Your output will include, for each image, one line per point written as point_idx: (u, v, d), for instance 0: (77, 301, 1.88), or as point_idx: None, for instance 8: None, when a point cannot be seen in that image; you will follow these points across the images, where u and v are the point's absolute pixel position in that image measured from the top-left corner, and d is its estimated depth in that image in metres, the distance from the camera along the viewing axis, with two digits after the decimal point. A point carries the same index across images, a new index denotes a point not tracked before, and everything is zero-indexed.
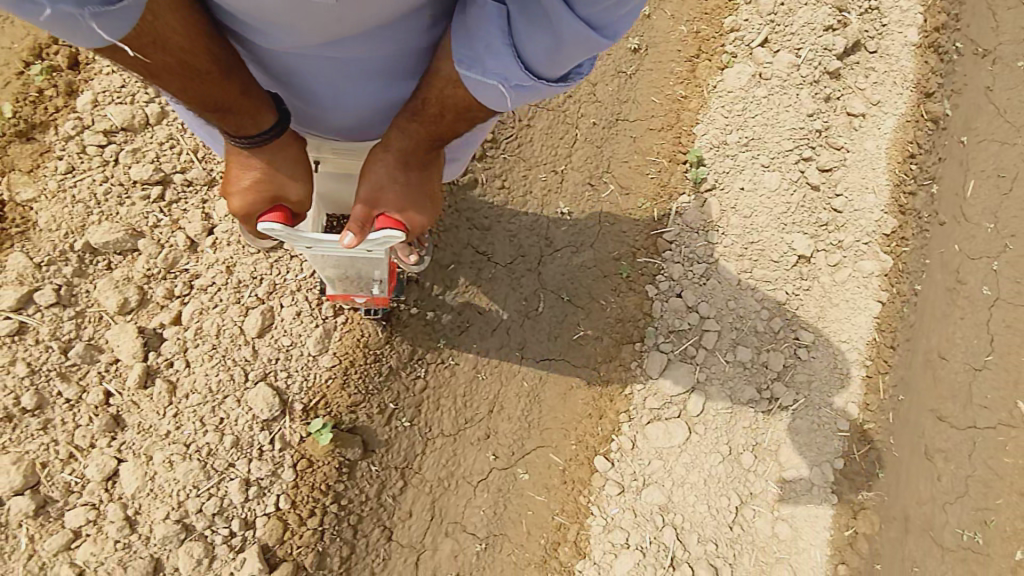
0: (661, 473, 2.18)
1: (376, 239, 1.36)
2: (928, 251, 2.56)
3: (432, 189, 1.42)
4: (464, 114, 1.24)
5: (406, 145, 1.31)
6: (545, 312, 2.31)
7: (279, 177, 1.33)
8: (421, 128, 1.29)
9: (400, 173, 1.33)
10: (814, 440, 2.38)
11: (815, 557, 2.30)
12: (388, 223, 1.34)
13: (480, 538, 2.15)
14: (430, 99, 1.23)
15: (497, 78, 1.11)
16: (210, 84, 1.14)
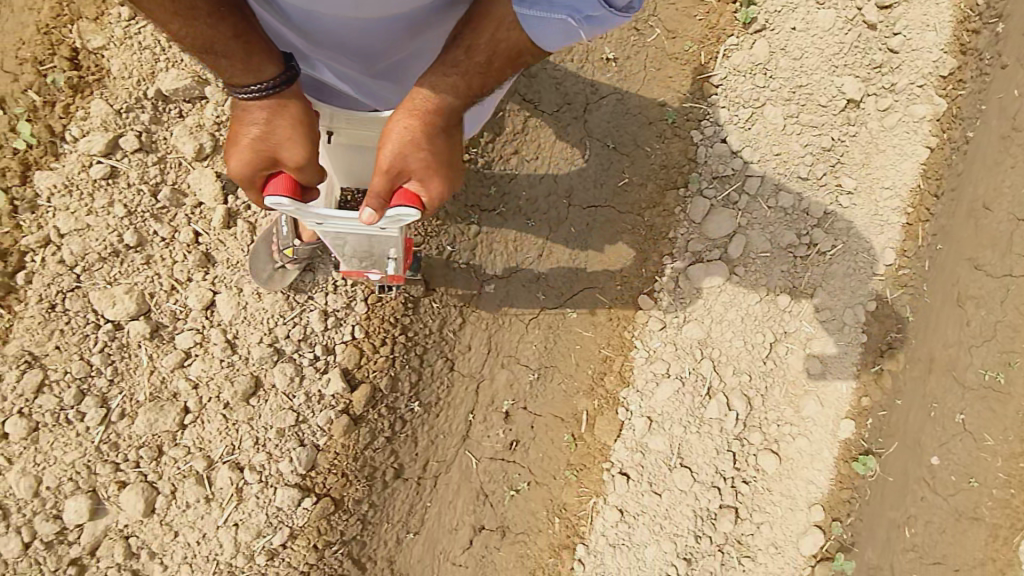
0: (703, 310, 2.32)
1: (392, 214, 1.38)
2: (986, 97, 2.43)
3: (457, 151, 1.41)
4: (515, 59, 1.32)
5: (437, 107, 1.32)
6: (591, 160, 2.39)
7: (277, 134, 1.34)
8: (459, 81, 1.31)
9: (428, 137, 1.32)
10: (848, 284, 2.47)
11: (841, 388, 2.48)
12: (405, 198, 1.36)
13: (532, 369, 2.40)
14: (478, 45, 1.29)
15: (565, 10, 1.19)
16: (204, 24, 1.20)
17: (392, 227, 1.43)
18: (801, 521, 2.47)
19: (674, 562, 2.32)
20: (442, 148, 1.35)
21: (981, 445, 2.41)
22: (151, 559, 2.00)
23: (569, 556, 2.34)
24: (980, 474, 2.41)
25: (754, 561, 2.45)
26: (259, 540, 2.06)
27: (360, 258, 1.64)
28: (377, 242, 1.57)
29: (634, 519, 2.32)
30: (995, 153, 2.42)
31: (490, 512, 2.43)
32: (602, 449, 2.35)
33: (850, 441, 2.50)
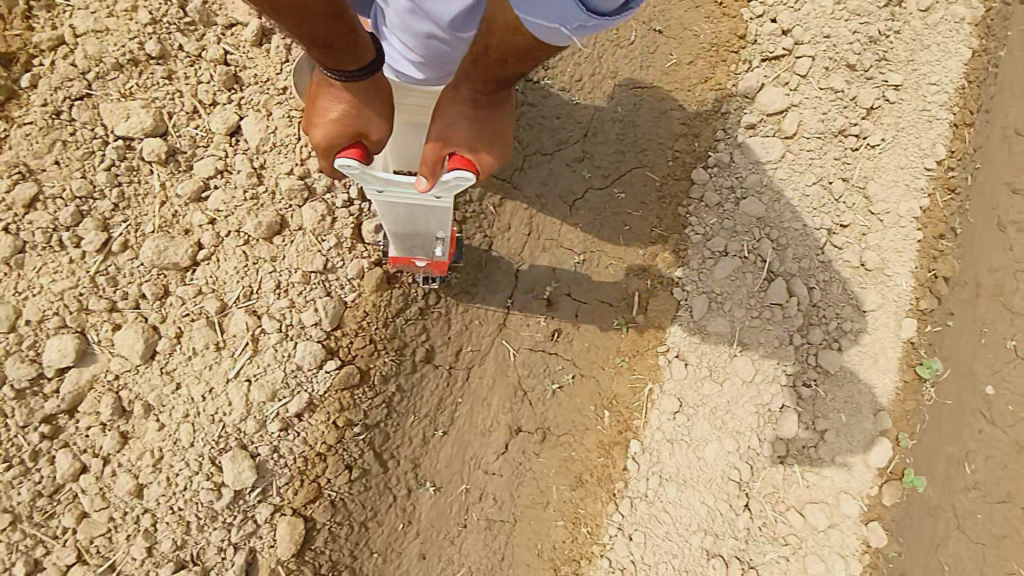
0: (759, 185, 2.20)
1: (447, 181, 1.30)
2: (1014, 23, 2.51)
3: (501, 127, 1.43)
4: (525, 56, 1.24)
5: (476, 88, 1.34)
6: (637, 43, 2.31)
7: (365, 113, 1.31)
8: (483, 73, 1.30)
9: (469, 111, 1.35)
10: (902, 179, 2.38)
11: (900, 285, 2.34)
12: (460, 162, 1.28)
13: (577, 253, 2.20)
14: (491, 47, 1.23)
15: (559, 21, 1.09)
16: (322, 21, 1.12)
17: (447, 196, 1.34)
18: (870, 428, 2.27)
19: (736, 466, 2.10)
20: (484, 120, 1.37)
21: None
22: (145, 416, 1.69)
23: (623, 455, 2.09)
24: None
25: (819, 474, 2.23)
26: (274, 403, 1.78)
27: (409, 236, 1.62)
28: (432, 223, 1.52)
29: (693, 412, 2.09)
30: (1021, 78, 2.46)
31: (529, 412, 2.16)
32: (657, 332, 2.14)
33: (914, 344, 2.34)
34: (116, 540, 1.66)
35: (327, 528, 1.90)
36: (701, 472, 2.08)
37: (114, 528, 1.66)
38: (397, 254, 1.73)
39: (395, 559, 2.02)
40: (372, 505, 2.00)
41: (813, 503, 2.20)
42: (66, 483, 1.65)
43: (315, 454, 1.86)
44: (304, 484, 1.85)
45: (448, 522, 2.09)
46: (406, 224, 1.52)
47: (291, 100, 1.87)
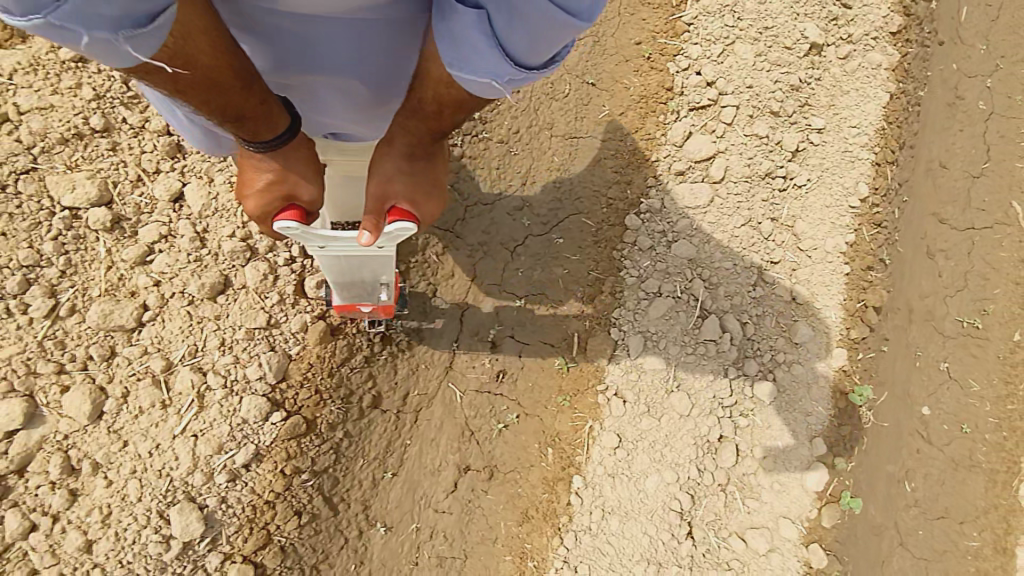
0: (689, 228, 2.32)
1: (389, 232, 1.40)
2: (929, 66, 2.70)
3: (437, 175, 1.44)
4: (461, 106, 1.22)
5: (412, 141, 1.34)
6: (572, 95, 2.45)
7: (291, 178, 1.33)
8: (424, 126, 1.30)
9: (405, 164, 1.36)
10: (826, 217, 2.52)
11: (830, 316, 2.47)
12: (399, 214, 1.37)
13: (519, 296, 2.31)
14: (426, 99, 1.22)
15: (487, 76, 1.07)
16: (234, 96, 1.13)
17: (390, 243, 1.44)
18: (806, 454, 2.38)
19: (677, 496, 2.19)
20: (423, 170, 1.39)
21: (968, 391, 2.47)
22: (93, 473, 1.75)
23: (566, 490, 2.18)
24: (970, 420, 2.45)
25: (760, 500, 2.33)
26: (221, 456, 1.85)
27: (353, 281, 1.65)
28: (378, 269, 1.61)
29: (634, 446, 2.19)
30: (945, 117, 2.68)
31: (477, 451, 2.24)
32: (596, 371, 2.23)
33: (845, 370, 2.47)
34: None
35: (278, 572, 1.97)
36: (643, 502, 2.17)
37: None
38: (342, 301, 1.74)
39: None
40: (323, 548, 2.06)
41: (754, 528, 2.30)
42: (15, 543, 1.70)
43: (263, 502, 1.93)
44: (254, 532, 1.92)
45: (400, 561, 2.15)
46: (353, 271, 1.60)
47: (231, 166, 1.98)
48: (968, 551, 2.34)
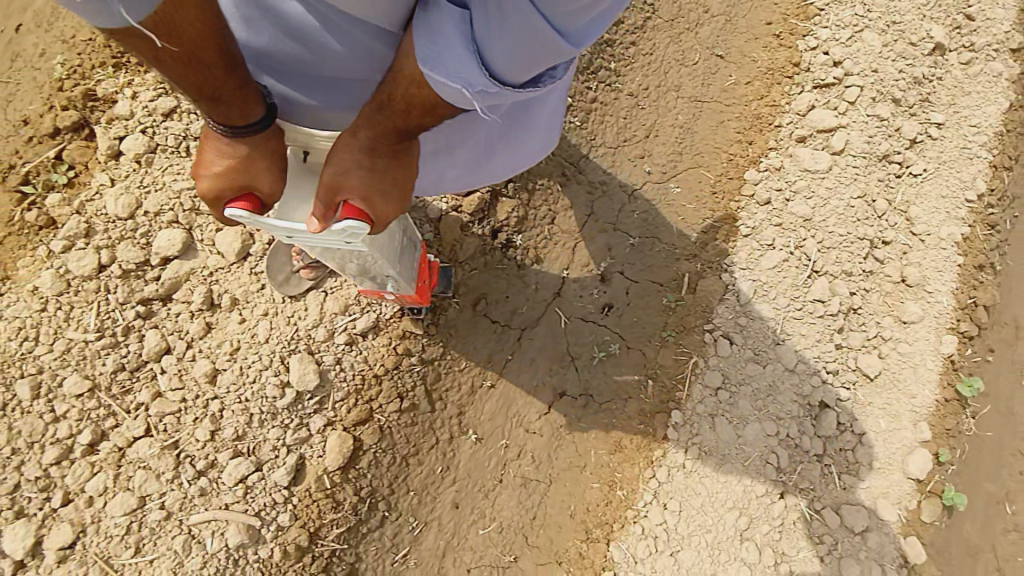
0: (808, 189, 2.38)
1: (340, 231, 1.15)
2: None
3: (404, 179, 1.18)
4: (432, 111, 1.05)
5: (376, 134, 1.10)
6: (701, 63, 2.58)
7: (255, 166, 1.17)
8: (388, 122, 1.08)
9: (365, 159, 1.11)
10: (941, 207, 2.52)
11: (941, 303, 2.43)
12: (351, 213, 1.12)
13: (632, 237, 2.36)
14: (395, 95, 1.04)
15: (459, 83, 0.94)
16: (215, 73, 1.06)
17: (357, 242, 1.21)
18: (908, 438, 2.31)
19: (775, 451, 2.13)
20: (385, 170, 1.13)
21: None
22: (231, 309, 1.85)
23: (663, 425, 2.13)
24: None
25: (858, 478, 2.24)
26: (344, 317, 1.92)
27: (365, 272, 1.55)
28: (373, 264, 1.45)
29: (737, 391, 2.16)
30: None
31: (574, 377, 2.22)
32: (705, 311, 2.24)
33: (953, 358, 2.40)
34: (183, 422, 1.75)
35: (372, 450, 1.96)
36: (740, 452, 2.11)
37: (184, 409, 1.76)
38: (365, 288, 1.69)
39: (429, 502, 2.06)
40: (417, 441, 2.06)
41: (850, 504, 2.21)
42: (149, 361, 1.78)
43: (372, 376, 1.96)
44: (358, 404, 1.93)
45: (485, 474, 2.11)
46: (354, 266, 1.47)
47: None
48: None
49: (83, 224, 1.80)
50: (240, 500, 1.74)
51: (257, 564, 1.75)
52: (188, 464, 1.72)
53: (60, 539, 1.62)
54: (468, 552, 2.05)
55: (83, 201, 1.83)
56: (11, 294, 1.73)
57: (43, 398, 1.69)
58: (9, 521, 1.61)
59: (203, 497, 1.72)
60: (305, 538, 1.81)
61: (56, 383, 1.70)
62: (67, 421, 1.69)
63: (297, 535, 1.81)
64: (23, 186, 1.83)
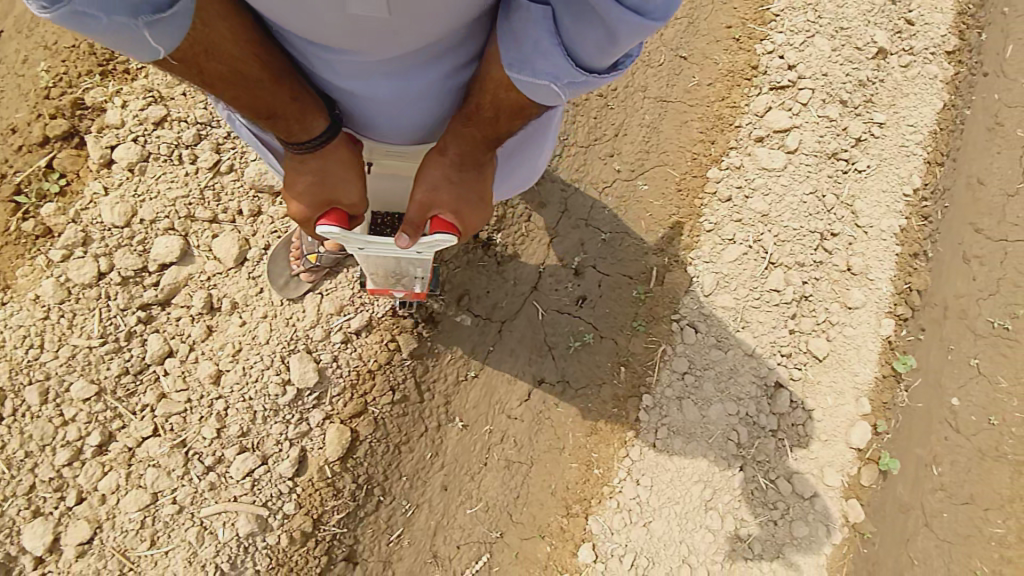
0: (765, 187, 2.58)
1: (428, 241, 1.39)
2: (974, 93, 2.90)
3: (486, 190, 1.40)
4: (520, 111, 1.22)
5: (463, 149, 1.32)
6: (667, 64, 2.72)
7: (332, 179, 1.35)
8: (477, 133, 1.29)
9: (453, 175, 1.33)
10: (884, 200, 2.75)
11: (882, 289, 2.68)
12: (440, 226, 1.34)
13: (604, 232, 2.51)
14: (483, 104, 1.23)
15: (548, 77, 1.09)
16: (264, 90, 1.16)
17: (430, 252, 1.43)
18: (851, 411, 2.57)
19: (736, 428, 2.36)
20: (471, 182, 1.35)
21: (996, 387, 2.59)
22: (230, 313, 1.94)
23: (634, 407, 2.33)
24: (998, 411, 2.56)
25: (808, 449, 2.50)
26: (340, 317, 2.03)
27: (388, 272, 1.61)
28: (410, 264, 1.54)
29: (700, 374, 2.37)
30: (983, 141, 2.85)
31: (552, 365, 2.38)
32: (671, 302, 2.42)
33: (891, 339, 2.67)
34: (189, 421, 1.84)
35: (367, 440, 2.09)
36: (704, 429, 2.33)
37: (189, 410, 1.85)
38: (376, 287, 1.71)
39: (420, 486, 2.20)
40: (407, 429, 2.19)
41: (800, 473, 2.46)
42: (152, 364, 1.85)
43: (366, 371, 2.08)
44: (354, 398, 2.06)
45: (471, 457, 2.27)
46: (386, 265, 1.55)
47: None
48: (991, 537, 2.43)
49: (80, 233, 1.85)
50: (248, 492, 1.85)
51: (265, 550, 1.88)
52: (197, 461, 1.83)
53: (78, 535, 1.72)
54: (457, 531, 2.22)
55: (78, 209, 1.87)
56: (14, 303, 1.78)
57: (51, 403, 1.76)
58: (27, 520, 1.70)
59: (213, 491, 1.83)
60: (309, 524, 1.94)
61: (63, 388, 1.77)
62: (76, 424, 1.77)
63: (301, 521, 1.94)
64: (17, 197, 1.86)
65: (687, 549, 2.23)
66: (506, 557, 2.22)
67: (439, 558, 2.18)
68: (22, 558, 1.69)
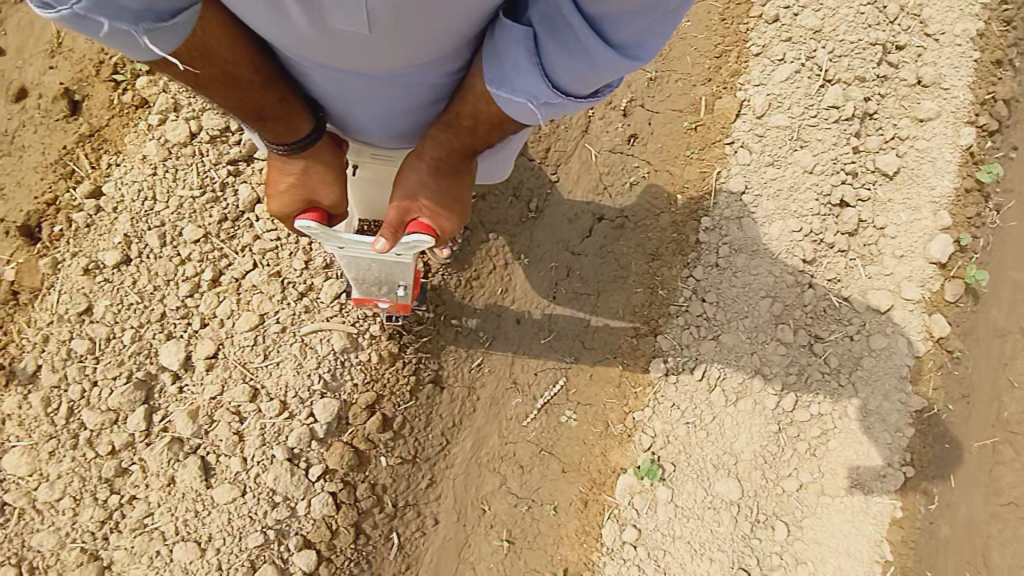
0: (815, 3, 2.49)
1: (408, 242, 1.45)
2: None
3: (462, 197, 1.48)
4: (498, 124, 1.29)
5: (439, 156, 1.39)
6: None
7: (313, 181, 1.43)
8: (454, 139, 1.36)
9: (431, 177, 1.41)
10: (956, 6, 2.57)
11: (959, 98, 2.53)
12: (419, 228, 1.42)
13: (650, 72, 2.51)
14: (464, 112, 1.29)
15: (524, 96, 1.15)
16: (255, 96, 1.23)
17: (407, 254, 1.49)
18: (929, 225, 2.47)
19: (800, 244, 2.36)
20: (448, 188, 1.43)
21: None
22: None
23: (694, 230, 2.37)
24: None
25: (882, 265, 2.45)
26: None
27: (370, 279, 1.69)
28: (389, 268, 1.60)
29: (760, 192, 2.38)
30: None
31: (609, 202, 2.44)
32: (723, 127, 2.45)
33: (973, 148, 2.52)
34: (281, 256, 2.09)
35: (439, 274, 2.31)
36: (768, 245, 2.34)
37: (280, 246, 2.09)
38: (361, 296, 1.80)
39: (494, 320, 2.36)
40: (475, 267, 2.36)
41: (873, 288, 2.44)
42: (245, 211, 2.09)
43: None
44: None
45: (538, 291, 2.40)
46: (367, 270, 1.63)
47: None
48: None
49: (170, 100, 2.10)
50: (338, 313, 2.09)
51: (360, 366, 2.13)
52: (292, 288, 2.07)
53: (205, 350, 1.99)
54: (534, 360, 2.35)
55: (168, 79, 2.13)
56: (126, 162, 2.06)
57: (169, 245, 2.02)
58: (162, 341, 1.97)
59: (309, 313, 2.07)
60: (395, 345, 2.17)
61: (176, 232, 2.03)
62: (191, 262, 2.02)
63: (388, 343, 2.16)
64: (114, 75, 2.13)
65: (760, 360, 2.27)
66: (582, 380, 2.33)
67: (518, 385, 2.34)
68: (162, 375, 1.97)
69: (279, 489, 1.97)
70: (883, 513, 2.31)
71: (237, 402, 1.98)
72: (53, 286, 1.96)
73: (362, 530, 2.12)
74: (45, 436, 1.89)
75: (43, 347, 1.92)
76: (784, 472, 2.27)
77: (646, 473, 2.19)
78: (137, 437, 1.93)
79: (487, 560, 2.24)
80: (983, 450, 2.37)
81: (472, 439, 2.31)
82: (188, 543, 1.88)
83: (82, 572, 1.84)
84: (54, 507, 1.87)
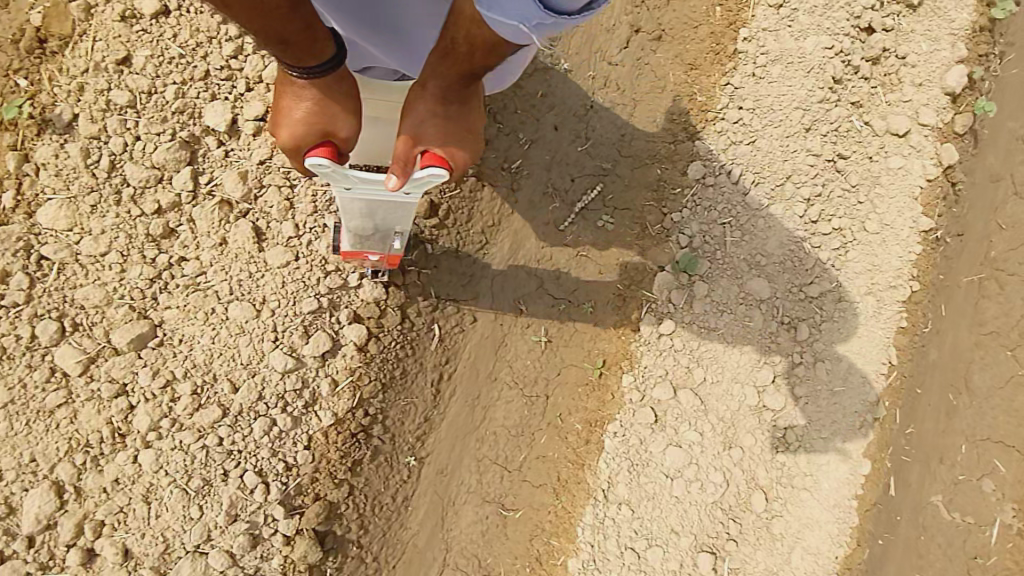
0: None
1: (419, 178, 1.34)
2: None
3: (472, 126, 1.38)
4: (493, 49, 1.20)
5: (443, 83, 1.29)
6: None
7: (331, 110, 1.31)
8: (453, 69, 1.26)
9: (437, 106, 1.30)
10: None
11: None
12: (432, 161, 1.31)
13: None
14: (458, 40, 1.21)
15: (516, 19, 1.05)
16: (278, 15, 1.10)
17: (418, 190, 1.39)
18: (947, 56, 2.55)
19: (833, 61, 2.42)
20: (458, 117, 1.33)
21: None
22: None
23: (732, 40, 2.42)
24: None
25: (901, 93, 2.55)
26: None
27: (367, 230, 1.67)
28: (394, 217, 1.60)
29: (796, 7, 2.43)
30: None
31: (647, 16, 2.44)
32: None
33: None
34: None
35: None
36: (802, 59, 2.40)
37: None
38: (350, 250, 1.78)
39: (534, 124, 2.35)
40: None
41: (891, 113, 2.53)
42: None
43: None
44: None
45: (577, 100, 2.39)
46: (374, 222, 1.61)
47: None
48: None
49: None
50: None
51: None
52: None
53: (254, 112, 1.91)
54: (572, 166, 2.36)
55: None
56: None
57: None
58: (208, 102, 1.90)
59: None
60: None
61: None
62: (234, 22, 1.93)
63: None
64: None
65: (791, 168, 2.37)
66: (618, 188, 2.37)
67: (555, 191, 2.34)
68: (207, 138, 1.90)
69: (331, 259, 1.96)
70: (892, 321, 2.44)
71: (287, 167, 1.93)
72: (86, 33, 1.85)
73: (407, 315, 2.14)
74: (85, 189, 1.81)
75: (79, 97, 1.82)
76: (809, 279, 2.37)
77: (684, 267, 2.28)
78: (184, 198, 1.87)
79: (525, 357, 2.29)
80: (970, 286, 2.40)
81: (510, 241, 2.31)
82: (244, 303, 1.88)
83: (132, 326, 1.80)
84: (99, 262, 1.81)
